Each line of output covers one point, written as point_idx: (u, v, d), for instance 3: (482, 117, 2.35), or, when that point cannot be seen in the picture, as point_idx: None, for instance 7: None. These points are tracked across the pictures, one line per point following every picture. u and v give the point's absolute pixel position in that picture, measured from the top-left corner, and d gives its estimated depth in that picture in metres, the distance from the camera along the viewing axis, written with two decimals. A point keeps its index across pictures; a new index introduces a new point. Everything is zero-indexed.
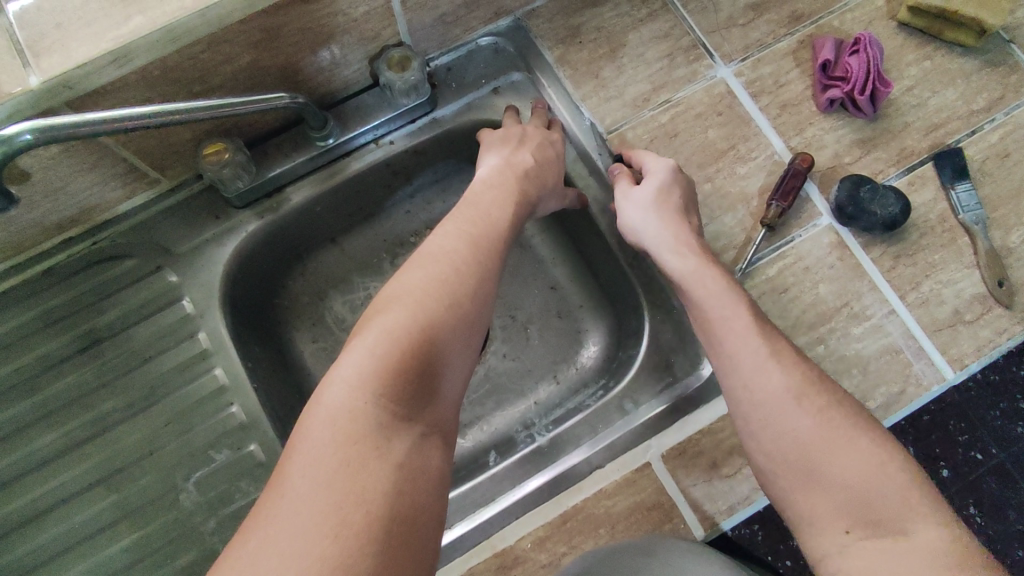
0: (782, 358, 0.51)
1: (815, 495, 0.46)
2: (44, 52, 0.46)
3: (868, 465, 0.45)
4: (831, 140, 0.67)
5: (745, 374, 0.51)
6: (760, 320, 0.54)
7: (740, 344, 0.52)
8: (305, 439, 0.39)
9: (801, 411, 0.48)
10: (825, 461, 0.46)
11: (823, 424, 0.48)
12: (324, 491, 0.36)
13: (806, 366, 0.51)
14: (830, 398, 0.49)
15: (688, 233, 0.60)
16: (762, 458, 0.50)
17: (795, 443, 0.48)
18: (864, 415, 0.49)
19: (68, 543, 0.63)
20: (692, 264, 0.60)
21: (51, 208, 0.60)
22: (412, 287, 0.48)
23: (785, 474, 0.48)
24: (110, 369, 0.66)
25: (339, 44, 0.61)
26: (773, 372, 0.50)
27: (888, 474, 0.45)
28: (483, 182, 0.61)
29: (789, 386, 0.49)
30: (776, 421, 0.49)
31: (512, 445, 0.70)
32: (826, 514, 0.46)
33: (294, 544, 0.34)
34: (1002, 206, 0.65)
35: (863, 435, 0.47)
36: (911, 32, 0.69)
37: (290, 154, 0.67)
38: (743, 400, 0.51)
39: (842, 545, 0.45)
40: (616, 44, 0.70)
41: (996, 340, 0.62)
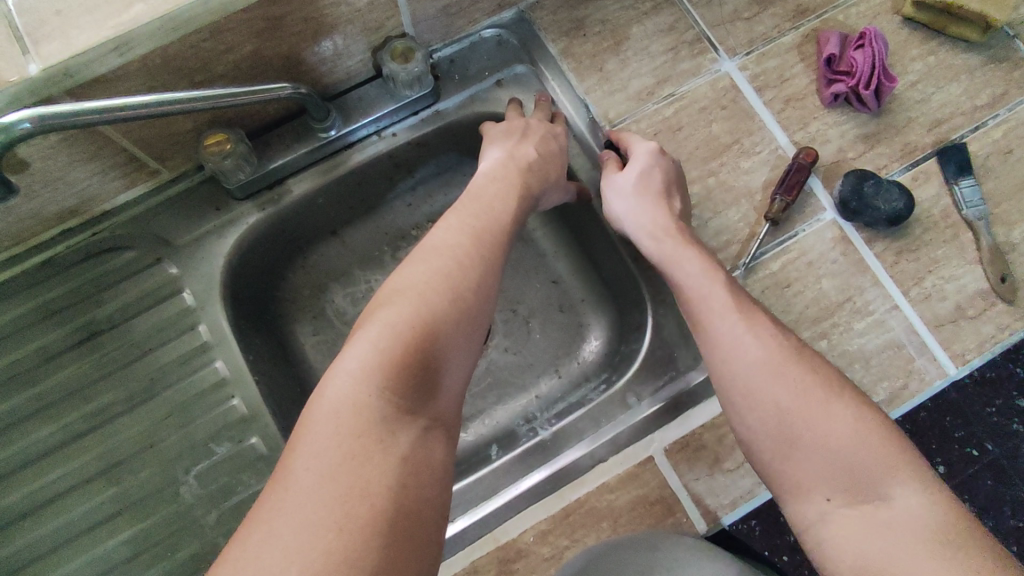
0: (761, 329, 0.51)
1: (798, 465, 0.46)
2: (44, 39, 0.46)
3: (848, 431, 0.45)
4: (835, 135, 0.67)
5: (739, 342, 0.50)
6: (743, 296, 0.53)
7: (723, 315, 0.52)
8: (308, 431, 0.39)
9: (780, 381, 0.48)
10: (806, 432, 0.46)
11: (804, 393, 0.47)
12: (328, 484, 0.36)
13: (785, 335, 0.51)
14: (810, 368, 0.48)
15: (676, 216, 0.60)
16: (746, 428, 0.49)
17: (777, 414, 0.47)
18: (845, 382, 0.48)
19: (67, 536, 0.62)
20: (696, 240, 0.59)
21: (50, 198, 0.59)
22: (415, 281, 0.48)
23: (765, 441, 0.48)
24: (110, 361, 0.65)
25: (342, 35, 0.60)
26: (765, 344, 0.50)
27: (870, 441, 0.45)
28: (487, 175, 0.60)
29: (782, 355, 0.49)
30: (765, 389, 0.48)
31: (514, 439, 0.70)
32: (810, 482, 0.46)
33: (298, 538, 0.34)
34: (1005, 202, 0.65)
35: (844, 405, 0.46)
36: (916, 27, 0.69)
37: (291, 146, 0.67)
38: (733, 366, 0.50)
39: (823, 513, 0.45)
40: (620, 37, 0.70)
41: (998, 336, 0.62)
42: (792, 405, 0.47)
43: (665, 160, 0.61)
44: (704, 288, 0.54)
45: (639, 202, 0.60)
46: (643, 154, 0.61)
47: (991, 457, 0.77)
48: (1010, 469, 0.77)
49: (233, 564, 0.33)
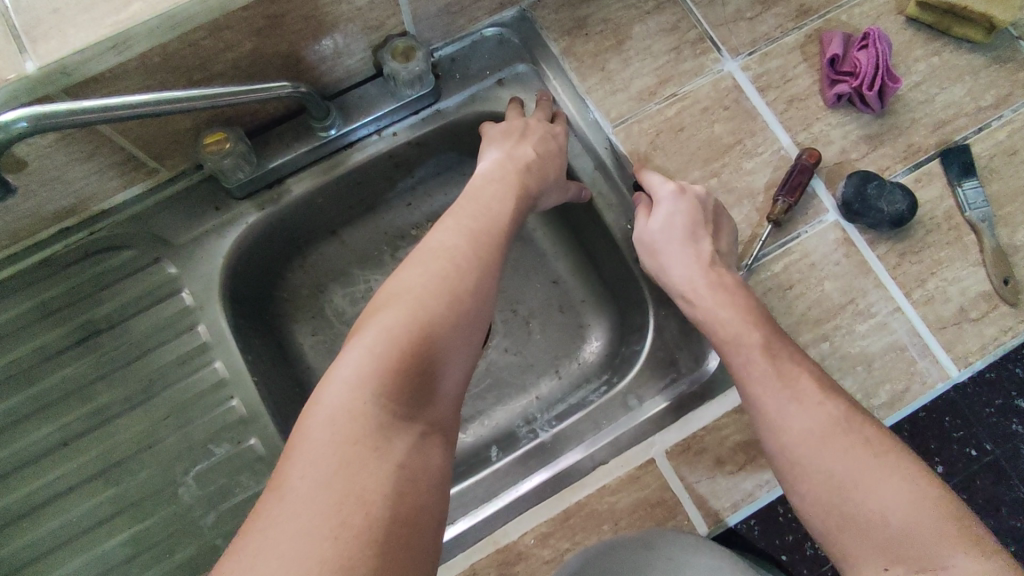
0: (809, 397, 0.51)
1: (854, 534, 0.46)
2: (41, 38, 0.45)
3: (903, 499, 0.44)
4: (838, 136, 0.66)
5: (784, 411, 0.51)
6: (787, 356, 0.54)
7: (770, 388, 0.52)
8: (304, 438, 0.39)
9: (832, 452, 0.48)
10: (861, 500, 0.46)
11: (857, 463, 0.47)
12: (323, 491, 0.36)
13: (841, 404, 0.51)
14: (861, 435, 0.48)
15: (706, 260, 0.60)
16: (800, 497, 0.49)
17: (832, 486, 0.47)
18: (901, 449, 0.48)
19: (64, 538, 0.62)
20: (730, 283, 0.59)
21: (47, 197, 0.59)
22: (412, 284, 0.47)
23: (821, 512, 0.48)
24: (107, 361, 0.65)
25: (343, 33, 0.60)
26: (813, 411, 0.50)
27: (929, 509, 0.44)
28: (483, 177, 0.60)
29: (831, 422, 0.49)
30: (816, 459, 0.48)
31: (514, 441, 0.69)
32: (868, 553, 0.45)
33: (293, 547, 0.33)
34: (1008, 203, 0.64)
35: (897, 473, 0.46)
36: (920, 27, 0.68)
37: (291, 144, 0.66)
38: (781, 436, 0.51)
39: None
40: (622, 36, 0.69)
41: (1000, 338, 0.62)
42: (843, 475, 0.47)
43: (690, 197, 0.61)
44: (743, 354, 0.54)
45: (672, 252, 0.61)
46: (667, 195, 0.61)
47: (991, 457, 0.77)
48: (1008, 470, 0.77)
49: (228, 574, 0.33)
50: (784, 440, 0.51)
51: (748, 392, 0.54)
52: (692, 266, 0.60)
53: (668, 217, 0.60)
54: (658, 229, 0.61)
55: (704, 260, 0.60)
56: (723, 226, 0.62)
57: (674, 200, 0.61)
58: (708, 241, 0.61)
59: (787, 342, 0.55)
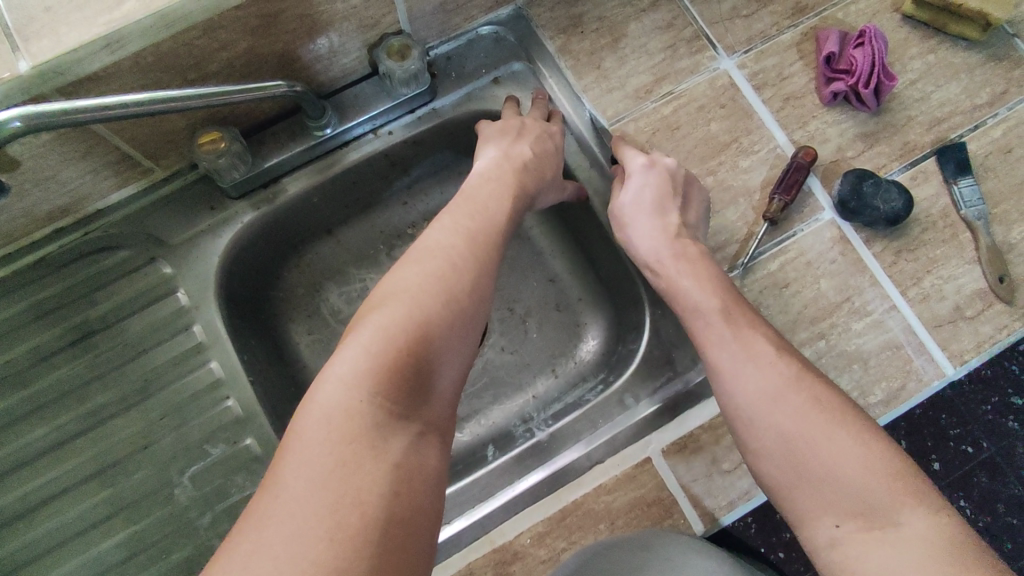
0: (762, 356, 0.51)
1: (805, 490, 0.46)
2: (33, 37, 0.45)
3: (852, 456, 0.45)
4: (834, 134, 0.66)
5: (740, 371, 0.51)
6: (743, 319, 0.54)
7: (726, 350, 0.52)
8: (299, 438, 0.38)
9: (783, 411, 0.48)
10: (811, 458, 0.46)
11: (808, 420, 0.47)
12: (318, 492, 0.36)
13: (794, 363, 0.51)
14: (812, 392, 0.48)
15: (673, 232, 0.60)
16: (753, 455, 0.50)
17: (783, 445, 0.47)
18: (852, 407, 0.48)
19: (60, 539, 0.62)
20: (694, 253, 0.58)
21: (41, 197, 0.59)
22: (408, 283, 0.47)
23: (774, 469, 0.48)
24: (103, 361, 0.65)
25: (338, 32, 0.60)
26: (768, 369, 0.50)
27: (877, 466, 0.44)
28: (481, 174, 0.60)
29: (783, 380, 0.49)
30: (770, 417, 0.48)
31: (511, 440, 0.69)
32: (820, 510, 0.45)
33: (288, 548, 0.33)
34: (1004, 201, 0.64)
35: (848, 428, 0.46)
36: (916, 25, 0.68)
37: (287, 144, 0.66)
38: (736, 396, 0.51)
39: (833, 537, 0.44)
40: (618, 34, 0.69)
41: (996, 336, 0.62)
42: (795, 432, 0.47)
43: (660, 170, 0.61)
44: (702, 320, 0.55)
45: (639, 223, 0.61)
46: (638, 168, 0.61)
47: (987, 454, 0.78)
48: (1005, 467, 0.77)
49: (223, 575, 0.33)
50: (739, 400, 0.51)
51: (705, 355, 0.54)
52: (657, 237, 0.60)
53: (638, 190, 0.60)
54: (627, 201, 0.62)
55: (670, 232, 0.60)
56: (692, 200, 0.62)
57: (643, 172, 0.61)
58: (676, 213, 0.61)
59: (747, 307, 0.55)
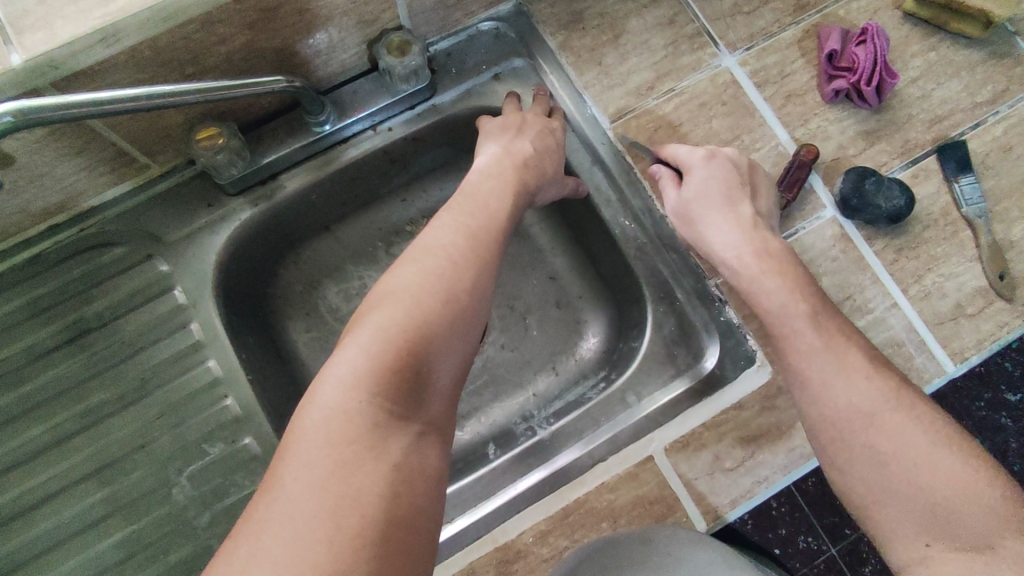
0: (853, 366, 0.50)
1: (895, 508, 0.46)
2: (27, 29, 0.44)
3: (949, 478, 0.44)
4: (836, 131, 0.66)
5: (829, 384, 0.50)
6: (832, 328, 0.52)
7: (814, 358, 0.52)
8: (298, 439, 0.38)
9: (879, 427, 0.48)
10: (904, 476, 0.46)
11: (903, 438, 0.47)
12: (318, 494, 0.35)
13: (893, 383, 0.50)
14: (911, 411, 0.48)
15: (748, 223, 0.58)
16: (841, 471, 0.50)
17: (876, 461, 0.47)
18: (955, 432, 0.47)
19: (56, 539, 0.61)
20: (773, 245, 0.57)
21: (35, 193, 0.58)
22: (408, 282, 0.46)
23: (864, 485, 0.48)
24: (98, 360, 0.64)
25: (337, 27, 0.59)
26: (861, 384, 0.49)
27: (976, 488, 0.44)
28: (481, 172, 0.59)
29: (879, 395, 0.49)
30: (864, 433, 0.48)
31: (512, 438, 0.69)
32: (910, 528, 0.45)
33: (287, 550, 0.33)
34: (1004, 199, 0.65)
35: (947, 449, 0.46)
36: (917, 23, 0.68)
37: (285, 140, 0.65)
38: (826, 409, 0.50)
39: (923, 556, 0.44)
40: (619, 30, 0.69)
41: (996, 333, 0.62)
42: (889, 449, 0.47)
43: (724, 161, 0.60)
44: (788, 325, 0.53)
45: (711, 219, 0.60)
46: (698, 163, 0.61)
47: None
48: None
49: None
50: (828, 413, 0.50)
51: (792, 363, 0.53)
52: (734, 230, 0.58)
53: (704, 185, 0.60)
54: (696, 195, 0.60)
55: (747, 222, 0.58)
56: (762, 192, 0.61)
57: (708, 165, 0.60)
58: (748, 205, 0.59)
59: (827, 305, 0.54)
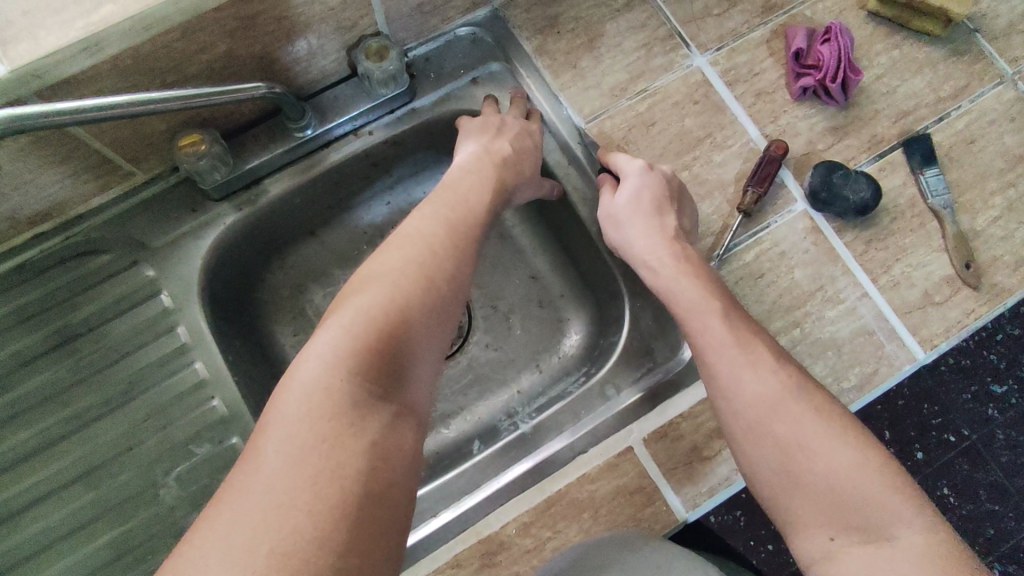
0: (762, 361, 0.52)
1: (801, 500, 0.47)
2: (11, 40, 0.45)
3: (848, 464, 0.46)
4: (805, 128, 0.68)
5: (741, 375, 0.51)
6: (743, 324, 0.54)
7: (723, 352, 0.53)
8: (278, 414, 0.39)
9: (783, 417, 0.49)
10: (806, 469, 0.47)
11: (806, 428, 0.48)
12: (298, 465, 0.36)
13: (789, 369, 0.52)
14: (811, 401, 0.49)
15: (671, 234, 0.60)
16: (750, 463, 0.50)
17: (781, 450, 0.48)
18: (847, 417, 0.49)
19: (44, 542, 0.61)
20: (692, 256, 0.59)
21: (22, 202, 0.59)
22: (389, 268, 0.48)
23: (770, 478, 0.49)
24: (85, 365, 0.65)
25: (316, 34, 0.60)
26: (767, 377, 0.51)
27: (875, 478, 0.46)
28: (460, 168, 0.61)
29: (784, 386, 0.50)
30: (771, 424, 0.49)
31: (496, 434, 0.70)
32: (816, 521, 0.46)
33: (266, 518, 0.34)
34: (969, 190, 0.66)
35: (851, 444, 0.47)
36: (881, 22, 0.70)
37: (267, 145, 0.67)
38: (737, 401, 0.51)
39: (829, 551, 0.46)
40: (594, 34, 0.70)
41: (965, 320, 0.64)
42: (795, 440, 0.48)
43: (658, 174, 0.62)
44: (703, 320, 0.55)
45: (637, 225, 0.61)
46: (636, 171, 0.61)
47: (968, 443, 0.80)
48: (985, 454, 0.80)
49: (201, 544, 0.33)
50: (738, 405, 0.51)
51: (704, 356, 0.54)
52: (658, 240, 0.60)
53: (638, 191, 0.61)
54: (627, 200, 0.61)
55: (670, 234, 0.60)
56: (687, 204, 0.63)
57: (643, 174, 0.61)
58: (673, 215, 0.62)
59: (742, 312, 0.56)
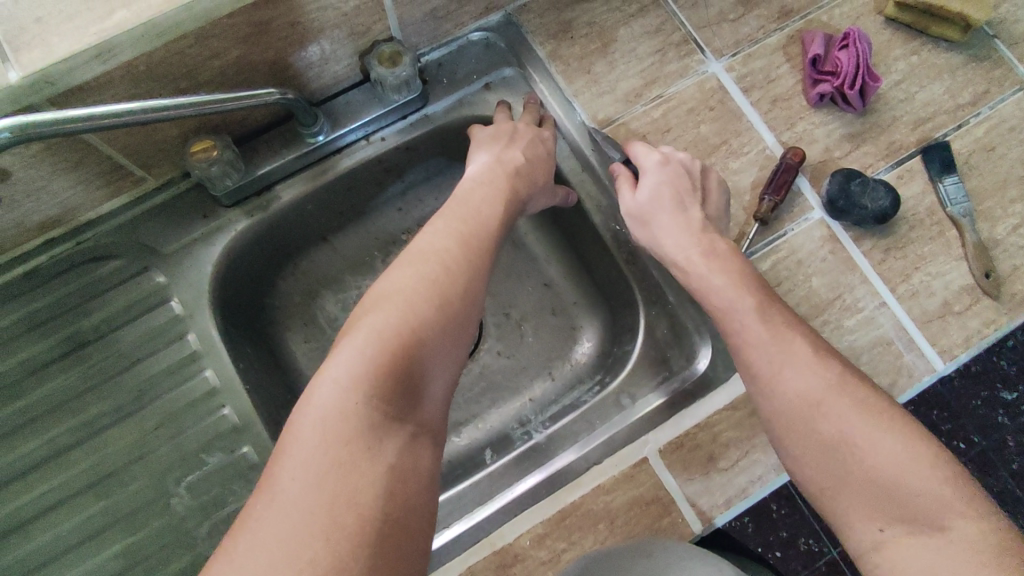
0: (802, 355, 0.50)
1: (848, 495, 0.46)
2: (24, 46, 0.45)
3: (896, 457, 0.44)
4: (822, 134, 0.67)
5: (780, 371, 0.50)
6: (779, 318, 0.53)
7: (763, 348, 0.51)
8: (294, 439, 0.38)
9: (827, 411, 0.47)
10: (849, 464, 0.46)
11: (850, 420, 0.47)
12: (315, 492, 0.36)
13: (830, 361, 0.50)
14: (855, 394, 0.48)
15: (697, 227, 0.60)
16: (794, 460, 0.50)
17: (825, 446, 0.47)
18: (893, 405, 0.48)
19: (56, 551, 0.61)
20: (722, 249, 0.58)
21: (32, 208, 0.58)
22: (402, 286, 0.47)
23: (817, 475, 0.48)
24: (96, 372, 0.64)
25: (329, 39, 0.60)
26: (808, 371, 0.49)
27: (927, 469, 0.44)
28: (473, 180, 0.60)
29: (828, 380, 0.48)
30: (813, 420, 0.48)
31: (508, 443, 0.70)
32: (863, 514, 0.45)
33: (284, 548, 0.34)
34: (988, 198, 0.66)
35: (900, 435, 0.45)
36: (899, 27, 0.70)
37: (279, 151, 0.66)
38: (777, 396, 0.50)
39: (879, 542, 0.45)
40: (607, 39, 0.70)
41: (985, 331, 0.63)
42: (838, 435, 0.47)
43: (675, 165, 0.62)
44: (737, 322, 0.53)
45: (662, 222, 0.61)
46: (653, 165, 0.62)
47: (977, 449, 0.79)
48: (994, 461, 0.79)
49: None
50: (778, 401, 0.50)
51: (742, 353, 0.53)
52: (683, 236, 0.59)
53: (656, 187, 0.61)
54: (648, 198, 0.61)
55: (696, 226, 0.60)
56: (712, 191, 0.62)
57: (658, 168, 0.61)
58: (699, 208, 0.61)
59: (777, 301, 0.54)
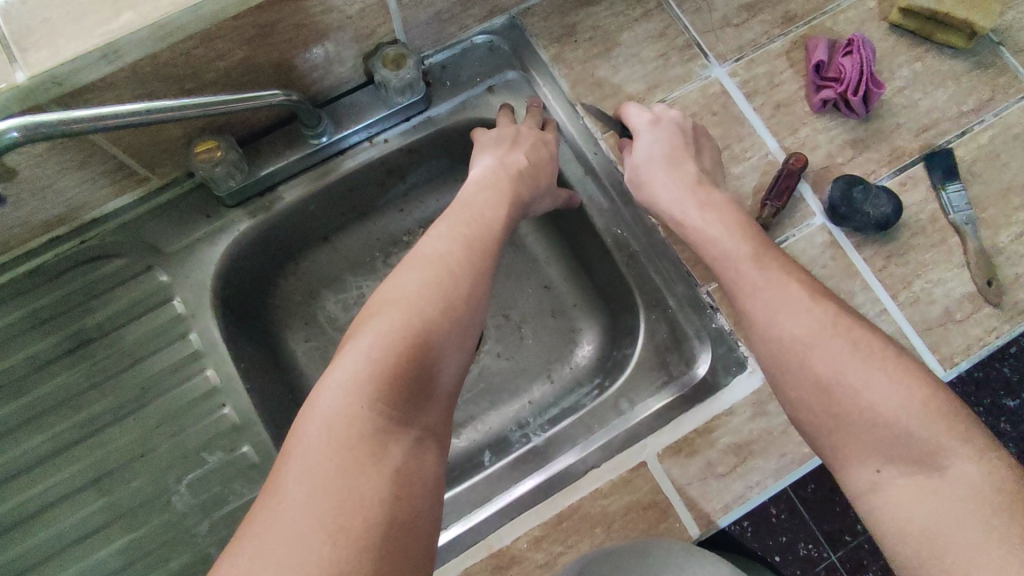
0: (797, 302, 0.49)
1: (844, 439, 0.45)
2: (32, 47, 0.45)
3: (893, 398, 0.44)
4: (824, 140, 0.67)
5: (773, 318, 0.49)
6: (773, 262, 0.52)
7: (755, 295, 0.51)
8: (300, 443, 0.39)
9: (823, 352, 0.47)
10: (845, 408, 0.45)
11: (845, 362, 0.46)
12: (321, 496, 0.36)
13: (828, 303, 0.49)
14: (851, 335, 0.47)
15: (693, 180, 0.60)
16: (794, 407, 0.49)
17: (820, 388, 0.46)
18: (899, 354, 0.46)
19: (59, 545, 0.62)
20: (718, 201, 0.58)
21: (38, 206, 0.59)
22: (407, 291, 0.47)
23: (814, 419, 0.47)
24: (99, 370, 0.65)
25: (334, 41, 0.60)
26: (801, 314, 0.48)
27: (921, 408, 0.43)
28: (476, 183, 0.60)
29: (823, 321, 0.48)
30: (806, 365, 0.47)
31: (507, 445, 0.70)
32: (860, 456, 0.44)
33: (291, 552, 0.34)
34: (991, 206, 0.65)
35: (894, 372, 0.45)
36: (903, 33, 0.70)
37: (283, 152, 0.67)
38: (772, 341, 0.49)
39: (874, 484, 0.44)
40: (611, 43, 0.70)
41: (985, 339, 0.63)
42: (832, 376, 0.46)
43: (668, 124, 0.63)
44: (734, 272, 0.53)
45: (659, 179, 0.62)
46: (645, 126, 0.63)
47: None
48: None
49: None
50: (772, 348, 0.49)
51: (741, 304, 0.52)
52: (678, 188, 0.60)
53: (652, 146, 0.62)
54: (642, 158, 0.63)
55: (692, 179, 0.60)
56: (704, 150, 0.64)
57: (651, 128, 0.63)
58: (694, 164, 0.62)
59: (771, 247, 0.54)
